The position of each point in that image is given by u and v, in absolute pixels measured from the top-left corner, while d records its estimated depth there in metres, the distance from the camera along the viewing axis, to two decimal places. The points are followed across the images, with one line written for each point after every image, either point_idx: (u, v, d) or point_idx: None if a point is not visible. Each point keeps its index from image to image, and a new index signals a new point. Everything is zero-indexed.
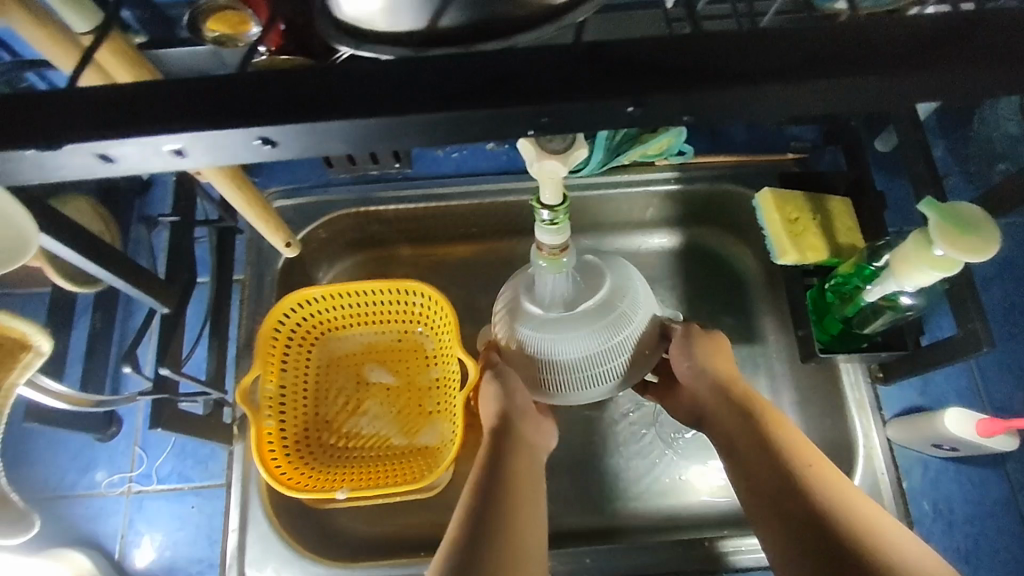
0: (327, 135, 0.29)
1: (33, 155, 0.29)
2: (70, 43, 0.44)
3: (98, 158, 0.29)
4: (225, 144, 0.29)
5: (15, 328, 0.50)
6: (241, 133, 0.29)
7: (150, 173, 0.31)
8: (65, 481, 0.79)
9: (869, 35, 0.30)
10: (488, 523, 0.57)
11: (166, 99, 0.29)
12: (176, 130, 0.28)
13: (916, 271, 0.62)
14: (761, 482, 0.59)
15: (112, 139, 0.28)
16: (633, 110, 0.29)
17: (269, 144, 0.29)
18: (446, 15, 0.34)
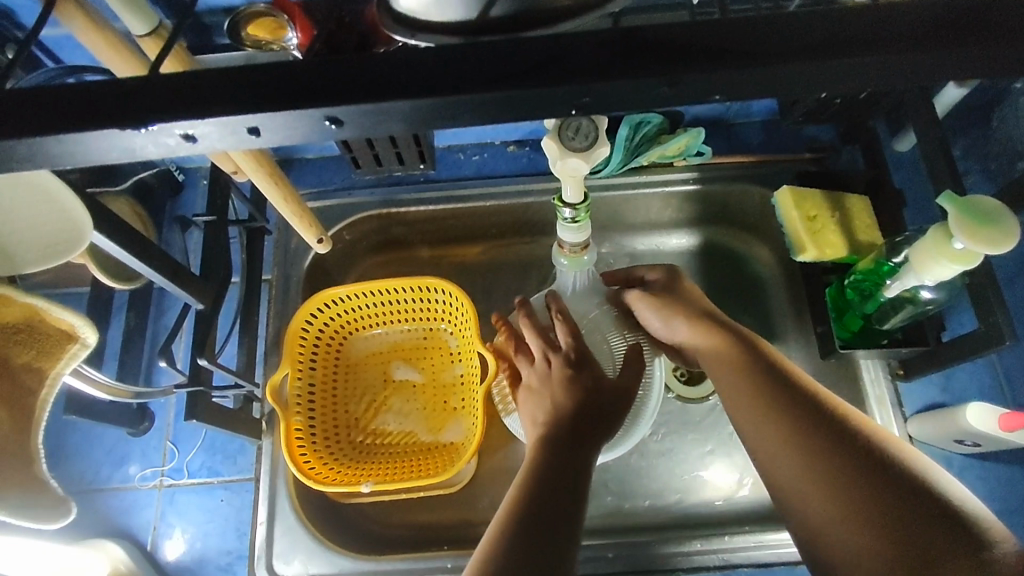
0: (377, 114, 0.30)
1: (113, 138, 0.30)
2: (134, 56, 0.47)
3: (181, 139, 0.31)
4: (296, 125, 0.30)
5: (65, 319, 0.52)
6: (310, 114, 0.30)
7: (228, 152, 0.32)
8: (100, 475, 0.81)
9: (895, 19, 0.31)
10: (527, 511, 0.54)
11: (233, 83, 0.30)
12: (252, 110, 0.29)
13: (937, 265, 0.62)
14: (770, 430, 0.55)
15: (190, 119, 0.30)
16: (669, 90, 0.30)
17: (336, 125, 0.30)
18: (495, 7, 0.36)
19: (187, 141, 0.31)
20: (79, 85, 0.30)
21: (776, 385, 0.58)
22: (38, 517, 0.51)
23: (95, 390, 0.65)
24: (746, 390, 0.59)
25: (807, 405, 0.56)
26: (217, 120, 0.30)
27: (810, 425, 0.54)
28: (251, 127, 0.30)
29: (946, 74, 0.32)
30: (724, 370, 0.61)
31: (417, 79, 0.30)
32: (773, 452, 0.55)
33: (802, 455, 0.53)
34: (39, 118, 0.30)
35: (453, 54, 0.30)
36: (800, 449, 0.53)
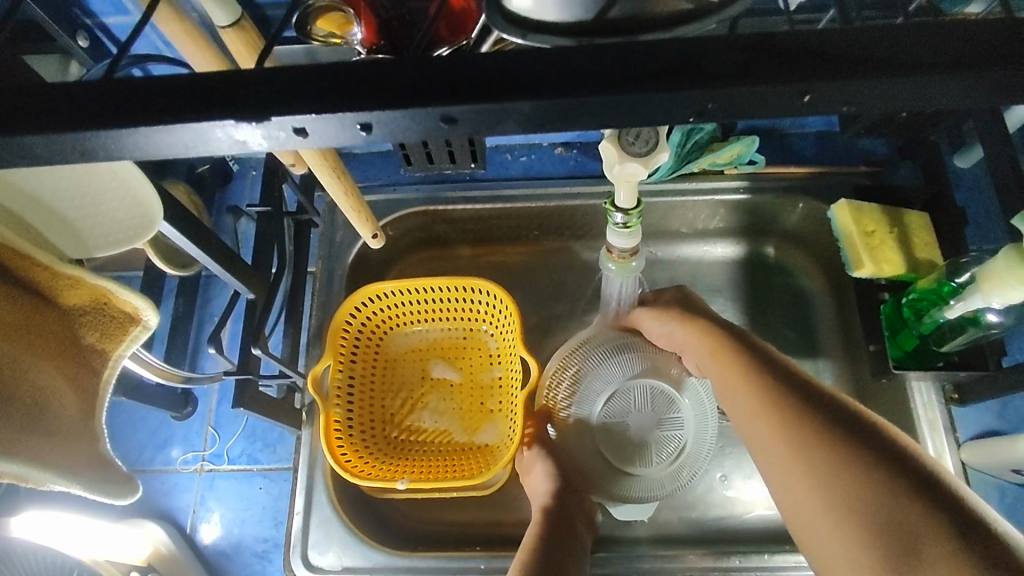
0: (495, 113, 0.31)
1: (231, 125, 0.31)
2: (213, 53, 0.48)
3: (294, 132, 0.31)
4: (412, 125, 0.31)
5: (130, 303, 0.53)
6: (428, 112, 0.30)
7: (337, 147, 0.32)
8: (143, 457, 0.83)
9: (1010, 33, 0.30)
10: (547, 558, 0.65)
11: (352, 84, 0.31)
12: (370, 109, 0.30)
13: (1006, 287, 0.60)
14: (761, 418, 0.54)
15: (307, 114, 0.30)
16: (768, 103, 0.30)
17: (452, 123, 0.31)
18: (614, 8, 0.34)
19: (298, 134, 0.31)
20: (179, 80, 0.31)
21: (769, 382, 0.56)
22: (115, 496, 0.53)
23: (148, 372, 0.66)
24: (744, 396, 0.57)
25: (806, 416, 0.52)
26: (336, 116, 0.30)
27: (810, 430, 0.50)
28: (363, 124, 0.31)
29: None
30: (724, 376, 0.60)
31: (511, 82, 0.30)
32: (761, 435, 0.54)
33: (787, 433, 0.52)
34: (142, 110, 0.30)
35: (549, 57, 0.30)
36: (784, 429, 0.52)
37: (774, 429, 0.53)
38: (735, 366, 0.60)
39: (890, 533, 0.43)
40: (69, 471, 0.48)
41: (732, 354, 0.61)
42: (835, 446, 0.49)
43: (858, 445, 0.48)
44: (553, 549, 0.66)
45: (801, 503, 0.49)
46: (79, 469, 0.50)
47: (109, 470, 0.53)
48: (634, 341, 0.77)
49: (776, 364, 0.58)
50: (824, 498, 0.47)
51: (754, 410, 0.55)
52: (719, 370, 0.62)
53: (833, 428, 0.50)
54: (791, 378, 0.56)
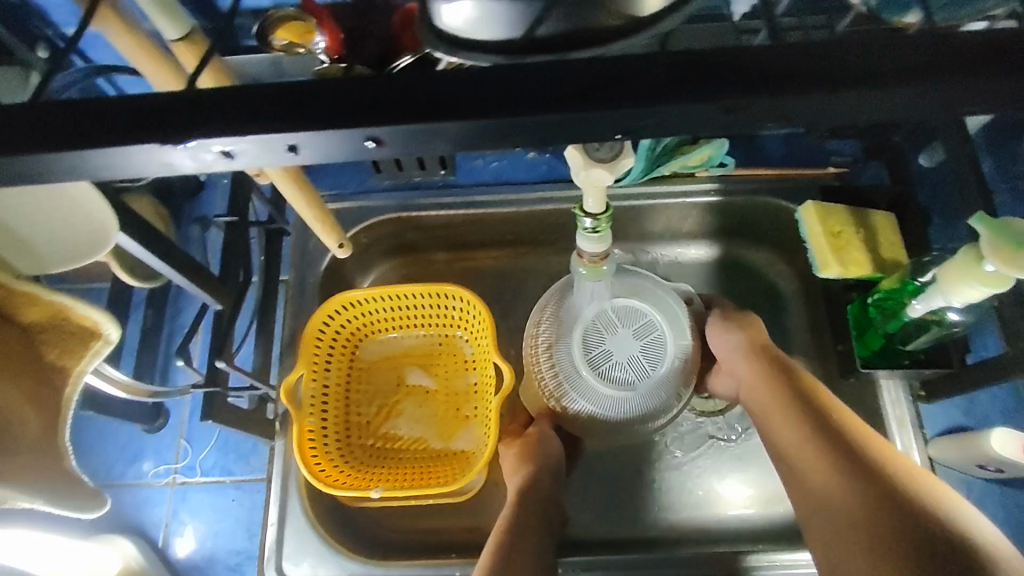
0: (425, 135, 0.31)
1: (156, 150, 0.30)
2: (176, 71, 0.48)
3: (220, 155, 0.31)
4: (337, 144, 0.31)
5: (90, 317, 0.52)
6: (353, 133, 0.30)
7: (264, 168, 0.32)
8: (114, 471, 0.82)
9: (946, 48, 0.30)
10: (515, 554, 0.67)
11: (284, 103, 0.30)
12: (291, 130, 0.30)
13: (966, 287, 0.61)
14: (810, 455, 0.62)
15: (230, 136, 0.30)
16: (711, 116, 0.30)
17: (378, 144, 0.31)
18: (545, 24, 0.31)
19: (225, 157, 0.31)
20: (120, 98, 0.31)
21: (819, 423, 0.64)
22: (88, 507, 0.53)
23: (113, 388, 0.65)
24: (794, 431, 0.65)
25: (861, 455, 0.60)
26: (259, 138, 0.30)
27: (857, 473, 0.59)
28: (291, 145, 0.31)
29: (986, 108, 0.31)
30: (776, 410, 0.67)
31: (454, 99, 0.30)
32: (808, 469, 0.62)
33: (834, 473, 0.60)
34: (83, 127, 0.30)
35: (493, 72, 0.31)
36: (833, 469, 0.60)
37: (823, 468, 0.61)
38: (787, 403, 0.67)
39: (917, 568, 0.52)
40: (36, 490, 0.49)
41: (785, 393, 0.68)
42: (877, 489, 0.57)
43: (896, 491, 0.57)
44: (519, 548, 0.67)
45: (834, 531, 0.58)
46: (37, 486, 0.49)
47: (74, 486, 0.52)
48: (633, 293, 0.79)
49: (827, 405, 0.65)
50: (860, 533, 0.56)
51: (804, 445, 0.63)
52: (770, 402, 0.68)
53: (878, 474, 0.58)
54: (841, 420, 0.64)
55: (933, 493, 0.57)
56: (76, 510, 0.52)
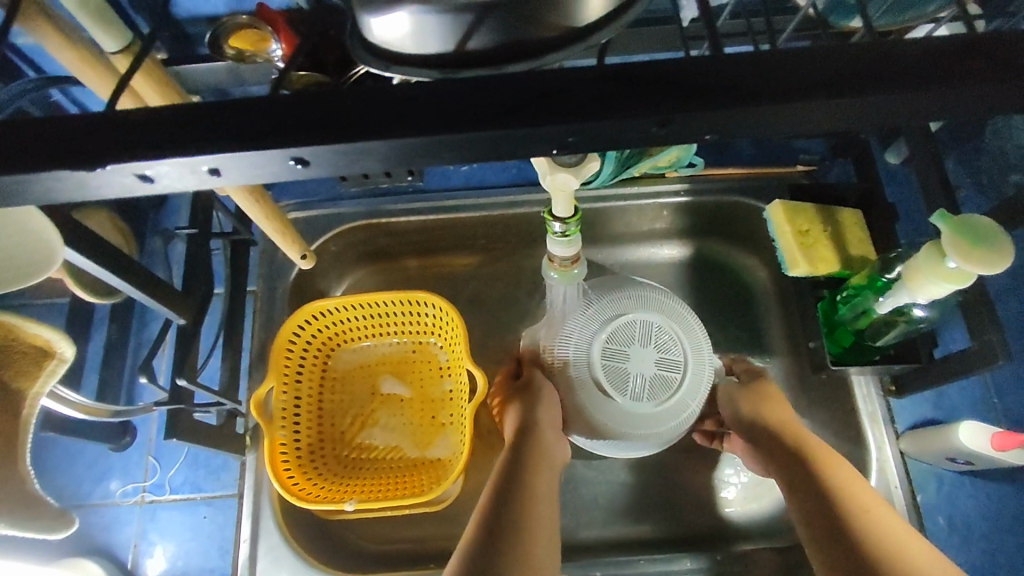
0: (351, 154, 0.30)
1: (74, 176, 0.29)
2: (106, 68, 0.46)
3: (137, 179, 0.30)
4: (260, 164, 0.30)
5: (40, 335, 0.51)
6: (275, 154, 0.29)
7: (186, 191, 0.31)
8: (80, 491, 0.80)
9: (885, 59, 0.30)
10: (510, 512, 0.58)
11: (218, 122, 0.29)
12: (210, 151, 0.29)
13: (929, 283, 0.62)
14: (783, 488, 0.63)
15: (146, 160, 0.29)
16: (661, 126, 0.30)
17: (302, 165, 0.30)
18: (474, 39, 0.31)
19: (144, 181, 0.30)
20: (52, 118, 0.30)
21: (787, 455, 0.64)
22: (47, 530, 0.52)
23: (72, 410, 0.63)
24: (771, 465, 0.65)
25: (840, 510, 0.57)
26: (177, 161, 0.29)
27: (816, 504, 0.59)
28: (212, 167, 0.30)
29: (930, 116, 0.32)
30: (757, 448, 0.68)
31: (397, 113, 0.29)
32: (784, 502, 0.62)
33: (800, 502, 0.60)
34: (11, 150, 0.29)
35: (437, 85, 0.30)
36: (798, 500, 0.61)
37: (791, 500, 0.61)
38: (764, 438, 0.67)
39: None
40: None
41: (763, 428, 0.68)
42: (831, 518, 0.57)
43: (850, 519, 0.56)
44: (511, 505, 0.59)
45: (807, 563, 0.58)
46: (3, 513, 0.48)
47: (37, 508, 0.51)
48: (678, 319, 0.74)
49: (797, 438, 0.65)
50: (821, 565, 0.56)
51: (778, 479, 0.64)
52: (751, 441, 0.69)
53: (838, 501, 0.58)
54: (812, 450, 0.64)
55: (893, 522, 0.56)
56: (43, 532, 0.52)
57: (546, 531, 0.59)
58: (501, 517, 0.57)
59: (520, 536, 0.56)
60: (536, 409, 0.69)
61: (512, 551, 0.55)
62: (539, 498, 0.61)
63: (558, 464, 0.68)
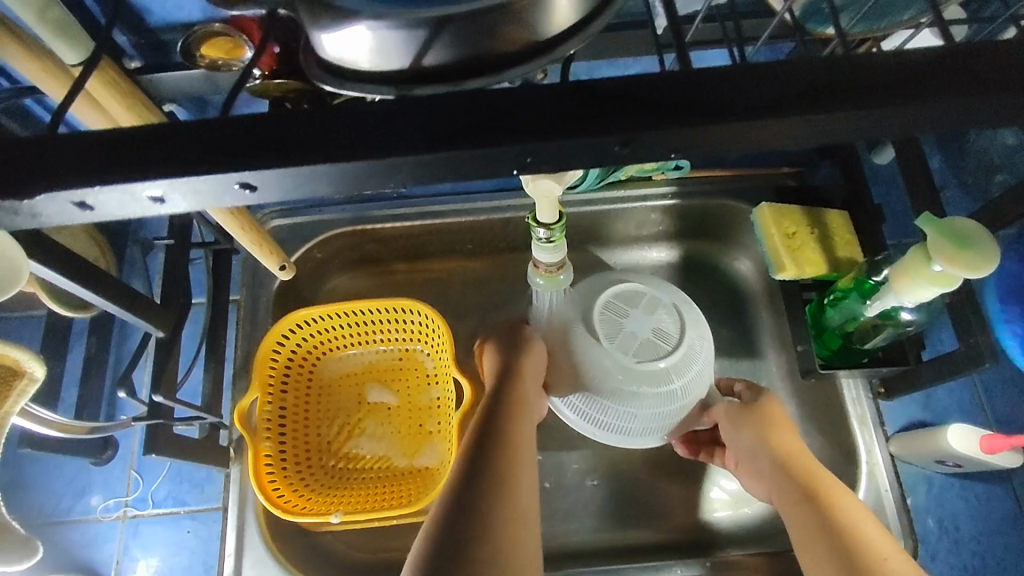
0: (300, 177, 0.29)
1: (16, 206, 0.28)
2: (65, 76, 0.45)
3: (76, 207, 0.29)
4: (204, 189, 0.29)
5: (9, 354, 0.50)
6: (219, 179, 0.28)
7: (128, 217, 0.31)
8: (60, 507, 0.78)
9: (860, 73, 0.30)
10: (491, 448, 0.58)
11: (177, 143, 0.29)
12: (150, 177, 0.28)
13: (916, 287, 0.61)
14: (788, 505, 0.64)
15: (85, 188, 0.28)
16: (634, 142, 0.29)
17: (248, 189, 0.29)
18: (431, 54, 0.30)
19: (83, 208, 0.29)
20: (4, 141, 0.29)
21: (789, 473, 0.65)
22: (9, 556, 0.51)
23: (47, 427, 0.61)
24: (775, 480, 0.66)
25: (844, 533, 0.58)
26: (113, 188, 0.28)
27: (819, 524, 0.60)
28: (153, 196, 0.29)
29: (908, 131, 0.31)
30: (758, 459, 0.69)
31: (363, 132, 0.28)
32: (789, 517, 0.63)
33: (805, 519, 0.61)
34: None
35: (403, 104, 0.29)
36: (802, 519, 0.61)
37: (796, 514, 0.62)
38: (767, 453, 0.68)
39: None
40: None
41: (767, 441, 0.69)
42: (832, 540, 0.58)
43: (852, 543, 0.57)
44: (494, 440, 0.59)
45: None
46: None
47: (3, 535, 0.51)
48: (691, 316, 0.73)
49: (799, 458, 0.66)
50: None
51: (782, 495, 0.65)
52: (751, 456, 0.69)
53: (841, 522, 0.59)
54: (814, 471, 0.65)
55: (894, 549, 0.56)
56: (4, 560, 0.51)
57: (528, 479, 0.57)
58: (483, 451, 0.57)
59: (501, 483, 0.55)
60: (516, 353, 0.70)
61: (493, 486, 0.54)
62: (520, 445, 0.60)
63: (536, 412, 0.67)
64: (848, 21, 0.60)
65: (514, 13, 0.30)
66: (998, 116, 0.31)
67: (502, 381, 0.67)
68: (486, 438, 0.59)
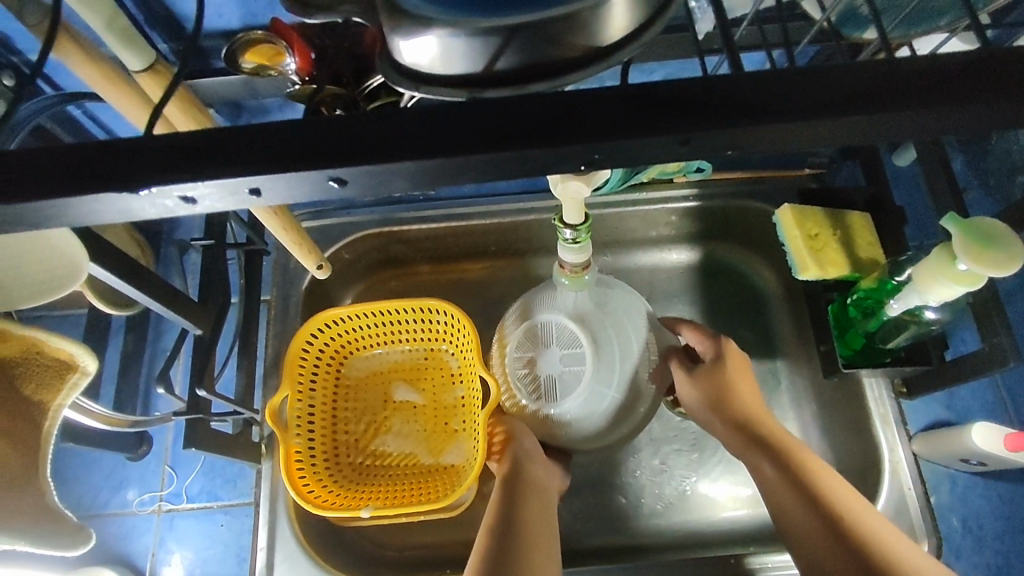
0: (383, 174, 0.30)
1: (118, 198, 0.30)
2: (134, 89, 0.48)
3: (180, 201, 0.31)
4: (300, 184, 0.30)
5: (64, 348, 0.52)
6: (315, 175, 0.30)
7: (229, 212, 0.32)
8: (98, 500, 0.81)
9: (896, 78, 0.31)
10: (512, 550, 0.61)
11: (255, 143, 0.30)
12: (251, 173, 0.30)
13: (941, 286, 0.62)
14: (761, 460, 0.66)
15: (192, 181, 0.30)
16: (680, 142, 0.31)
17: (340, 184, 0.30)
18: (502, 59, 0.32)
19: (186, 202, 0.31)
20: (90, 143, 0.31)
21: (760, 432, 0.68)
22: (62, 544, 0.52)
23: (91, 420, 0.64)
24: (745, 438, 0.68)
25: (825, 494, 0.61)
26: (217, 183, 0.30)
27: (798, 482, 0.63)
28: (252, 187, 0.31)
29: (945, 131, 0.33)
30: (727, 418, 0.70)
31: (424, 135, 0.30)
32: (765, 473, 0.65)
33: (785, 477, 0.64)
34: (54, 173, 0.30)
35: (459, 107, 0.31)
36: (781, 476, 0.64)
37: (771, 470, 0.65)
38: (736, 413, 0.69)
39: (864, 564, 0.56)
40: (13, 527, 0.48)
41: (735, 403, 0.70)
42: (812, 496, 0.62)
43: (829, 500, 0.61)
44: (513, 543, 0.62)
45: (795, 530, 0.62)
46: (22, 527, 0.49)
47: (63, 518, 0.52)
48: (614, 313, 0.76)
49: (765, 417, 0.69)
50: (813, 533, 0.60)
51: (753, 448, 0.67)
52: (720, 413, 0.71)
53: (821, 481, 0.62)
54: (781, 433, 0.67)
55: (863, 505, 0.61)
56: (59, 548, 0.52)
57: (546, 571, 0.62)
58: (504, 553, 0.60)
59: None
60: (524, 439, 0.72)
61: None
62: (535, 537, 0.64)
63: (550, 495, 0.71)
64: (889, 23, 0.61)
65: (576, 22, 0.31)
66: None
67: (514, 475, 0.69)
68: (506, 539, 0.62)
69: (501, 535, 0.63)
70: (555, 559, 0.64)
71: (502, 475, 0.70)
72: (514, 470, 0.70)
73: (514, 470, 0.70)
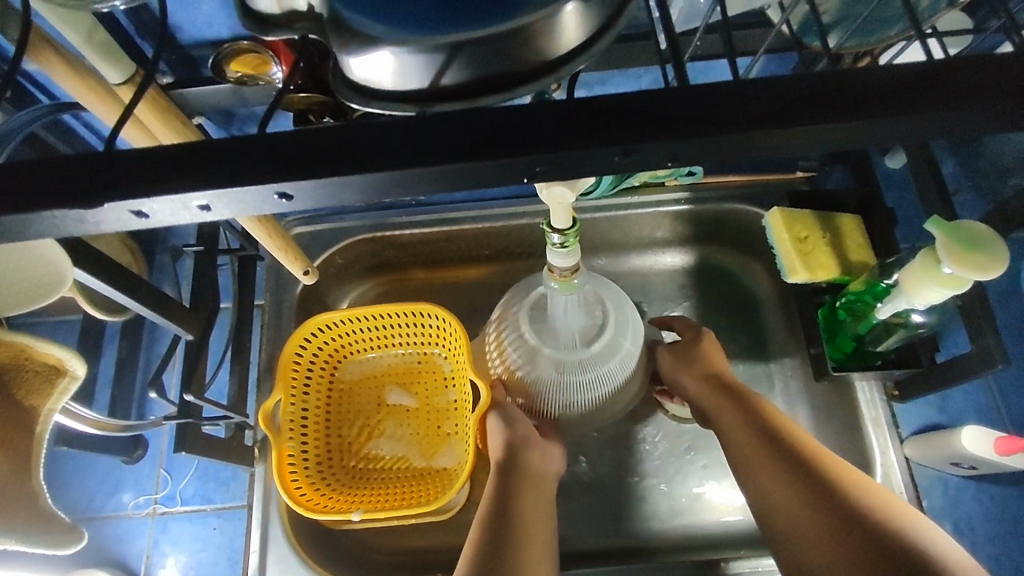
0: (335, 185, 0.31)
1: (77, 213, 0.31)
2: (110, 96, 0.48)
3: (134, 215, 0.32)
4: (247, 199, 0.31)
5: (53, 353, 0.53)
6: (261, 189, 0.30)
7: (179, 225, 0.33)
8: (93, 503, 0.82)
9: (856, 87, 0.31)
10: (502, 549, 0.61)
11: (208, 159, 0.31)
12: (199, 188, 0.30)
13: (926, 290, 0.62)
14: (749, 442, 0.64)
15: (143, 197, 0.31)
16: (637, 151, 0.31)
17: (286, 199, 0.31)
18: (446, 75, 0.32)
19: (139, 217, 0.32)
20: (59, 157, 0.31)
21: (746, 416, 0.66)
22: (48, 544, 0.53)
23: (83, 424, 0.64)
24: (733, 423, 0.66)
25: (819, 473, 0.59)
26: (166, 198, 0.31)
27: (789, 462, 0.60)
28: (202, 204, 0.31)
29: (907, 137, 0.33)
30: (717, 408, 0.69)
31: (385, 147, 0.31)
32: (753, 457, 0.63)
33: (774, 458, 0.61)
34: (22, 186, 0.31)
35: (422, 120, 0.31)
36: (771, 459, 0.62)
37: (758, 452, 0.63)
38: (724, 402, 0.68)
39: (867, 541, 0.53)
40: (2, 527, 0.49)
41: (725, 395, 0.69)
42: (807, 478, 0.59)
43: (824, 481, 0.58)
44: (504, 541, 0.61)
45: (790, 514, 0.58)
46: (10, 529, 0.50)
47: (52, 519, 0.54)
48: (617, 307, 0.76)
49: (751, 401, 0.67)
50: (809, 512, 0.57)
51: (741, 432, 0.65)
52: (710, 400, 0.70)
53: (815, 460, 0.60)
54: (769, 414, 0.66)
55: (866, 483, 0.58)
56: (52, 547, 0.54)
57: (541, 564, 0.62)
58: (495, 552, 0.60)
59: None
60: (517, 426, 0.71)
61: None
62: (528, 532, 0.64)
63: (548, 484, 0.70)
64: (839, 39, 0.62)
65: (529, 33, 0.32)
66: (993, 124, 0.33)
67: (506, 467, 0.68)
68: (496, 537, 0.62)
69: (490, 533, 0.62)
70: (551, 553, 0.64)
71: (494, 465, 0.69)
72: (508, 458, 0.69)
73: (506, 460, 0.69)
